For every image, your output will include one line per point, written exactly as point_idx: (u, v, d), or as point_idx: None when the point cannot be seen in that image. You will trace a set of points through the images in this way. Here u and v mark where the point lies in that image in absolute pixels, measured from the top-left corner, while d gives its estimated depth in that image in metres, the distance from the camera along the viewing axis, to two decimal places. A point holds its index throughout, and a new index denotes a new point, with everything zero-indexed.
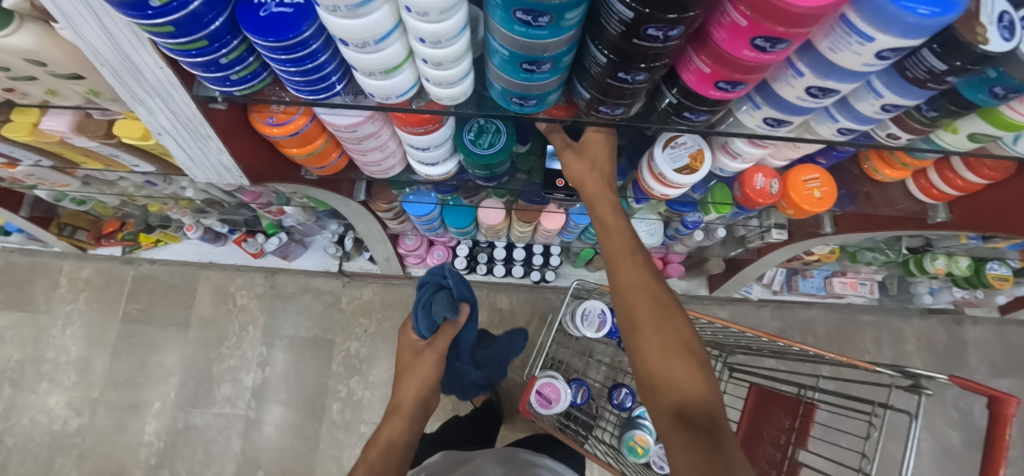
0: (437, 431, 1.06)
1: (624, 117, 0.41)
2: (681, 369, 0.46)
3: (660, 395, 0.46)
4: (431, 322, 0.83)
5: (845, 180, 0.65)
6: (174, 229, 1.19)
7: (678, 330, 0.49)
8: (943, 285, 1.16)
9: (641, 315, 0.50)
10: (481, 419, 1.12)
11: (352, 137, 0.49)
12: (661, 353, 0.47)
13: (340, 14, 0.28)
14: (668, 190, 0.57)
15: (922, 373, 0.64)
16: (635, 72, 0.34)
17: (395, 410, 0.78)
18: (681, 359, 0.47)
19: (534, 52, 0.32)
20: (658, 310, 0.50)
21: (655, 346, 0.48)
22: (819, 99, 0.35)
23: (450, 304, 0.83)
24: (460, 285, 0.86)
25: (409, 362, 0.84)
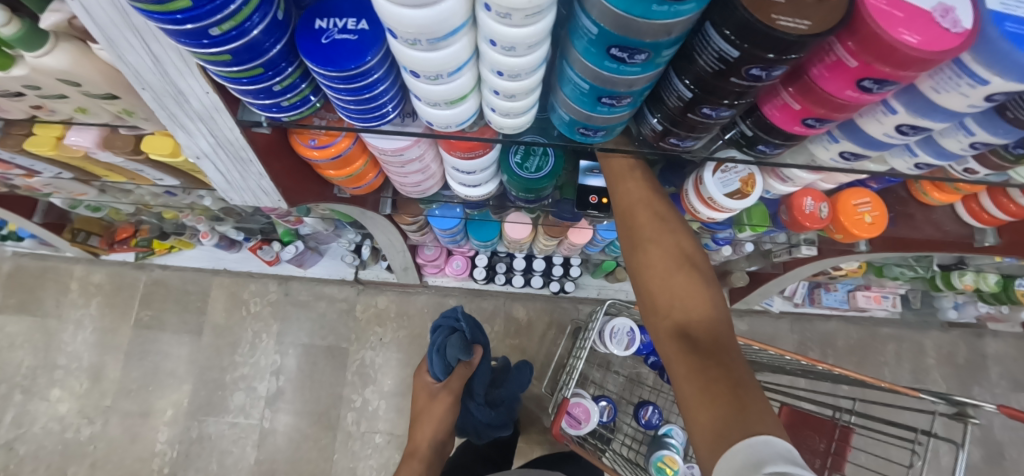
0: (454, 453, 1.06)
1: (690, 148, 0.40)
2: (681, 283, 0.50)
3: (662, 314, 0.50)
4: (446, 364, 0.89)
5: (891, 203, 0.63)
6: (188, 236, 1.18)
7: (679, 249, 0.52)
8: (968, 300, 1.15)
9: (644, 237, 0.53)
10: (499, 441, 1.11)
11: (397, 160, 0.47)
12: (662, 270, 0.51)
13: (419, 47, 0.26)
14: (715, 213, 0.56)
15: (968, 402, 0.62)
16: (720, 108, 0.32)
17: (412, 453, 0.89)
18: (681, 274, 0.50)
19: (616, 87, 0.30)
20: (659, 228, 0.53)
21: (656, 264, 0.52)
22: (907, 136, 0.34)
23: (462, 346, 0.89)
24: (470, 327, 0.94)
25: (425, 405, 0.92)
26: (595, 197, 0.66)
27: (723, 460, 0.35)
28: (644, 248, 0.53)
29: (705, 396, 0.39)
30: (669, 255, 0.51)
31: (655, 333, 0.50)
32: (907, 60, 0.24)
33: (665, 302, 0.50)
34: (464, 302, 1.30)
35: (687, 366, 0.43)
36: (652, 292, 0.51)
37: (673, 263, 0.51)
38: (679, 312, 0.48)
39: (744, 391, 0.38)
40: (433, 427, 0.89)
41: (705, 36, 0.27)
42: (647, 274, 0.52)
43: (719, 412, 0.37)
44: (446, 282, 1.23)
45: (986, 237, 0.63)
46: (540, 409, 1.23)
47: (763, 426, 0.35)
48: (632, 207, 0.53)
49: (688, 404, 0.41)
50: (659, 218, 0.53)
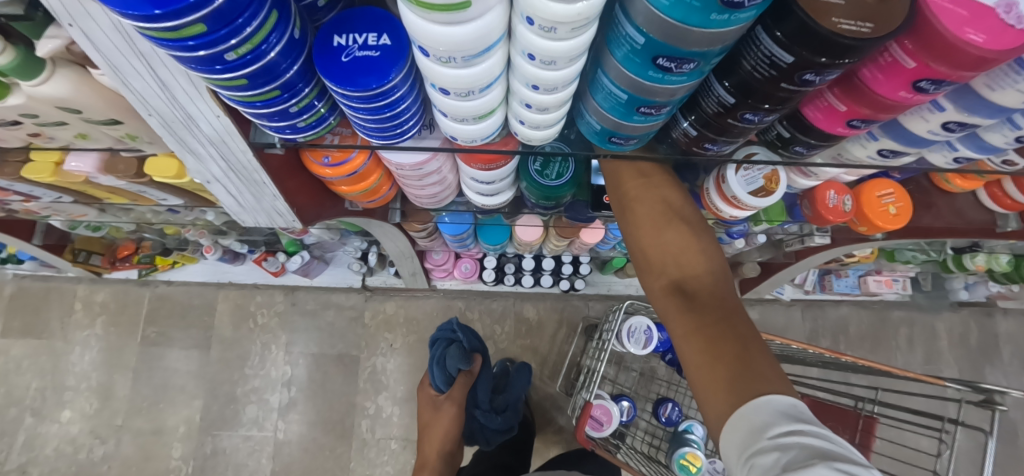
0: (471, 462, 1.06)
1: (723, 151, 0.39)
2: (672, 239, 0.50)
3: (657, 269, 0.50)
4: (447, 375, 0.89)
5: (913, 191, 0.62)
6: (191, 250, 1.16)
7: (666, 203, 0.51)
8: (979, 281, 1.15)
9: (631, 195, 0.52)
10: (517, 445, 1.10)
11: (415, 174, 0.46)
12: (653, 227, 0.51)
13: (453, 64, 0.25)
14: (737, 211, 0.54)
15: (994, 388, 0.61)
16: (764, 114, 0.30)
17: (421, 463, 0.90)
18: (671, 230, 0.50)
19: (656, 97, 0.28)
20: (646, 186, 0.52)
21: (645, 223, 0.51)
22: (952, 132, 0.32)
23: (462, 355, 0.88)
24: (467, 335, 0.92)
25: (431, 416, 0.92)
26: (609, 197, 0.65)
27: (731, 421, 0.35)
28: (633, 207, 0.52)
29: (707, 354, 0.40)
30: (658, 212, 0.51)
31: (651, 291, 0.50)
32: (972, 59, 0.23)
33: (659, 260, 0.50)
34: (474, 304, 1.28)
35: (687, 324, 0.43)
36: (645, 252, 0.51)
37: (663, 220, 0.51)
38: (674, 270, 0.48)
39: (746, 343, 0.39)
40: (439, 438, 0.90)
41: (755, 40, 0.25)
42: (639, 234, 0.52)
43: (723, 369, 0.38)
44: (455, 285, 1.21)
45: (1010, 222, 0.62)
46: (554, 408, 1.23)
47: (768, 382, 0.36)
48: (616, 165, 0.53)
49: (690, 362, 0.41)
50: (645, 176, 0.52)
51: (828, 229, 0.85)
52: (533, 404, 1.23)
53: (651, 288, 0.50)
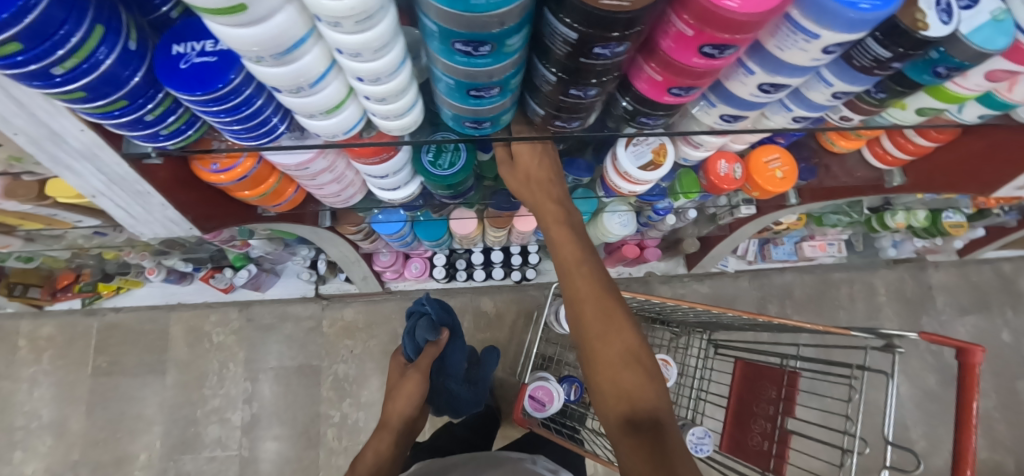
0: (429, 438, 1.04)
1: (580, 127, 0.41)
2: (628, 378, 0.45)
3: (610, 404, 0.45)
4: (416, 345, 0.89)
5: (806, 154, 0.66)
6: (134, 274, 1.13)
7: (623, 336, 0.46)
8: (905, 237, 1.22)
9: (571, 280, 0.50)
10: (480, 427, 1.11)
11: (305, 174, 0.48)
12: (607, 362, 0.46)
13: (265, 63, 0.27)
14: (635, 187, 0.57)
15: (894, 333, 0.66)
16: (587, 89, 0.33)
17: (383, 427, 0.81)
18: (626, 364, 0.45)
19: (479, 79, 0.31)
20: (603, 318, 0.47)
21: (602, 358, 0.46)
22: (771, 94, 0.35)
23: (431, 327, 0.89)
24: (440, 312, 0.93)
25: (396, 382, 0.88)
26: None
27: None
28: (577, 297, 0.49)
29: None
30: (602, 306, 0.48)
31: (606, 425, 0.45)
32: (732, 24, 0.25)
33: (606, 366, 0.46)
34: None
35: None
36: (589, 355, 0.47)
37: (620, 355, 0.46)
38: (620, 388, 0.45)
39: None
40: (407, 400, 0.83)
41: (548, 22, 0.27)
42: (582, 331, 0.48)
43: None
44: (410, 286, 1.22)
45: (895, 177, 0.67)
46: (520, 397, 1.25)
47: None
48: (576, 296, 0.48)
49: None
50: (600, 302, 0.47)
51: (752, 199, 0.88)
52: (499, 395, 1.25)
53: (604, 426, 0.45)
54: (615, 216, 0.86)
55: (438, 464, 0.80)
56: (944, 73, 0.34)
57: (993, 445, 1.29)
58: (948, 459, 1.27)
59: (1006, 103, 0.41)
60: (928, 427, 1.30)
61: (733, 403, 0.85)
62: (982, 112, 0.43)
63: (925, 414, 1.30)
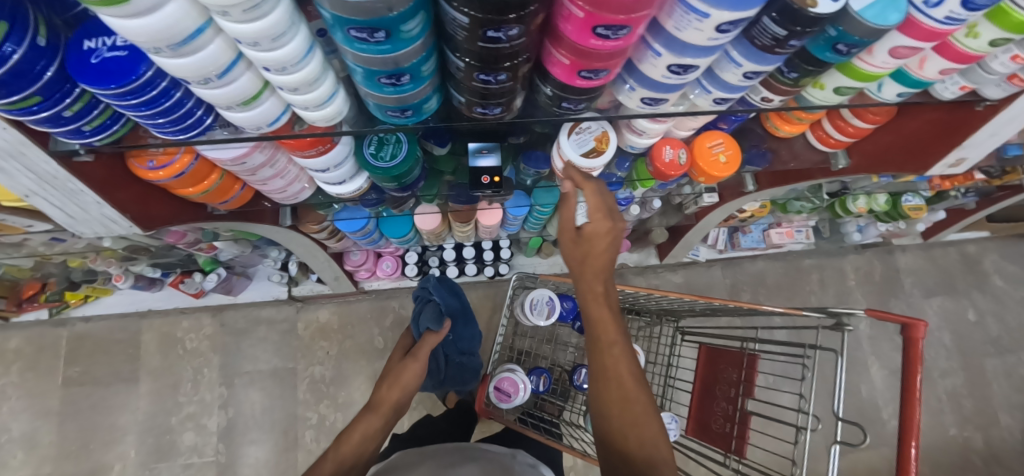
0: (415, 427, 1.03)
1: (504, 115, 0.42)
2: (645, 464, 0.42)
3: None
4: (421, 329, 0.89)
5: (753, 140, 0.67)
6: (102, 281, 1.09)
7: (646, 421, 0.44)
8: (869, 222, 1.25)
9: (600, 360, 0.48)
10: (457, 419, 1.10)
11: (244, 169, 0.48)
12: (628, 443, 0.44)
13: (164, 54, 0.28)
14: (581, 174, 0.58)
15: (842, 311, 0.67)
16: (497, 73, 0.34)
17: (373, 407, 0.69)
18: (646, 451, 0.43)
19: (388, 66, 0.31)
20: (629, 394, 0.46)
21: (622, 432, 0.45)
22: (682, 75, 0.36)
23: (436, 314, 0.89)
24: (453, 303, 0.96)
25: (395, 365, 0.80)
26: (486, 177, 0.71)
27: None
28: (603, 378, 0.47)
29: None
30: (626, 396, 0.45)
31: None
32: (617, 6, 0.26)
33: (619, 458, 0.44)
34: (407, 301, 1.30)
35: None
36: (606, 444, 0.46)
37: (642, 441, 0.44)
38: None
39: None
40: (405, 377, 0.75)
41: (443, 7, 0.28)
42: (602, 416, 0.46)
43: None
44: (384, 285, 1.21)
45: (840, 160, 0.68)
46: None
47: None
48: (607, 362, 0.47)
49: None
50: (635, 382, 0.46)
51: (715, 187, 0.89)
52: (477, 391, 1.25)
53: None
54: None
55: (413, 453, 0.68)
56: (845, 51, 0.35)
57: (963, 422, 1.32)
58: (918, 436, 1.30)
59: (920, 81, 0.42)
60: (899, 406, 1.32)
61: (698, 387, 0.86)
62: (899, 90, 0.44)
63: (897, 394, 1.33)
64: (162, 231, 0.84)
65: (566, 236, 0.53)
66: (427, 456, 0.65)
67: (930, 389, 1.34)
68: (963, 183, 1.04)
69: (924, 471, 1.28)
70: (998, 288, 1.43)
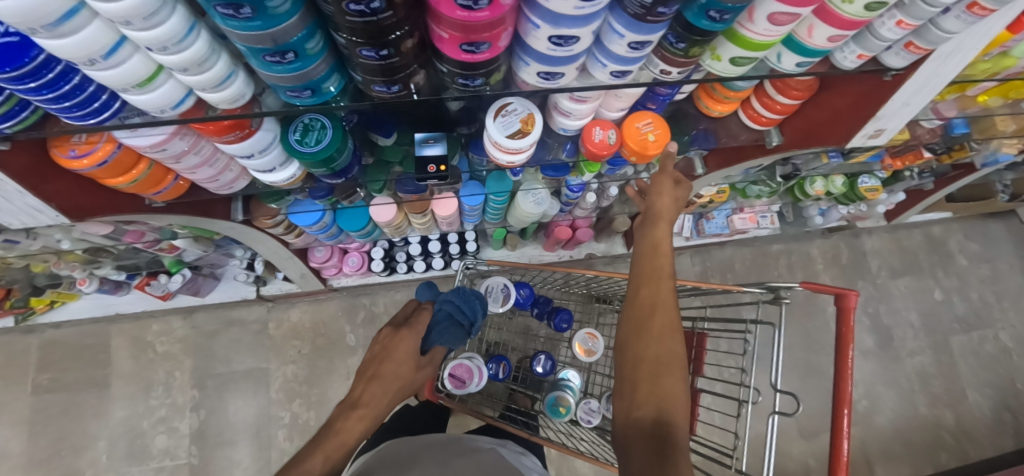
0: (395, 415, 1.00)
1: (404, 95, 0.43)
2: (668, 385, 0.44)
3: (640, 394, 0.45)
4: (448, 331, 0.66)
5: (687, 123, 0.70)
6: (67, 286, 1.08)
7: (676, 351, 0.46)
8: (830, 205, 1.27)
9: (650, 287, 0.50)
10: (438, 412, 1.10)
11: (166, 156, 0.49)
12: (653, 364, 0.46)
13: (40, 35, 0.29)
14: (512, 157, 0.59)
15: (780, 285, 0.68)
16: (379, 48, 0.35)
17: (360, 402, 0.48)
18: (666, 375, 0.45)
19: (266, 43, 0.33)
20: (669, 321, 0.48)
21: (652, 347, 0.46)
22: (566, 47, 0.37)
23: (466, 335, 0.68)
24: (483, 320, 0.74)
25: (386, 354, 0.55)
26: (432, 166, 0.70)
27: None
28: (651, 303, 0.49)
29: None
30: (671, 326, 0.47)
31: (627, 408, 0.45)
32: None
33: (648, 374, 0.45)
34: (379, 298, 1.31)
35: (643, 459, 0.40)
36: (635, 362, 0.47)
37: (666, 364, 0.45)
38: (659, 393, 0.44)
39: None
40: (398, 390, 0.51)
41: None
42: (639, 334, 0.47)
43: None
44: (352, 282, 1.23)
45: (773, 137, 0.71)
46: None
47: None
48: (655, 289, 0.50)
49: None
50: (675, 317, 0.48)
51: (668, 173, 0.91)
52: None
53: (626, 408, 0.45)
54: (528, 195, 0.89)
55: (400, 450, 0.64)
56: (718, 18, 0.36)
57: (933, 400, 1.33)
58: (890, 415, 1.31)
59: (813, 49, 0.43)
60: (871, 387, 1.33)
61: None
62: (797, 60, 0.45)
63: (868, 375, 1.34)
64: (121, 231, 0.85)
65: (665, 177, 0.59)
66: (418, 452, 0.62)
67: (901, 368, 1.35)
68: (913, 162, 1.06)
69: (896, 449, 1.28)
70: (963, 267, 1.46)
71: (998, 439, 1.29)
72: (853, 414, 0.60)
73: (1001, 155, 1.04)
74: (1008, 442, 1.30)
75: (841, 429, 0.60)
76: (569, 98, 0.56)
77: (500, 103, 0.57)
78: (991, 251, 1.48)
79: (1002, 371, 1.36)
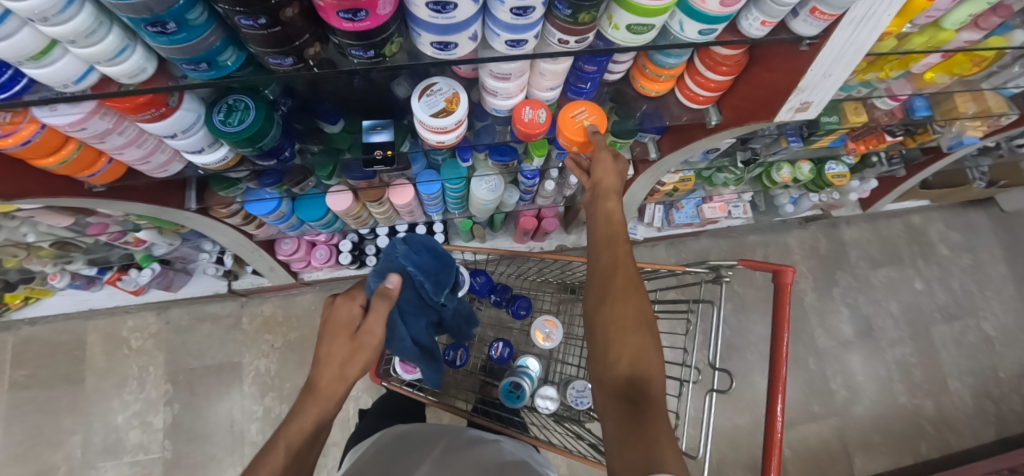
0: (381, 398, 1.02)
1: (302, 67, 0.44)
2: (635, 342, 0.45)
3: (610, 355, 0.45)
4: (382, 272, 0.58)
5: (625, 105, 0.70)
6: (40, 281, 1.10)
7: (642, 307, 0.47)
8: (802, 194, 1.26)
9: (610, 253, 0.52)
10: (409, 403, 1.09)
11: (89, 136, 0.50)
12: (621, 323, 0.46)
13: None
14: (441, 137, 0.60)
15: (720, 264, 0.68)
16: (255, 17, 0.35)
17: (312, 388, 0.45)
18: (635, 334, 0.45)
19: (143, 13, 0.34)
20: (631, 281, 0.49)
21: (620, 308, 0.47)
22: (447, 14, 0.38)
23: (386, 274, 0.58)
24: (430, 271, 0.63)
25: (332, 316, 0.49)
26: (379, 152, 0.71)
27: None
28: (611, 266, 0.50)
29: (624, 444, 0.38)
30: (633, 285, 0.48)
31: (604, 371, 0.45)
32: None
33: (617, 331, 0.46)
34: None
35: (617, 418, 0.41)
36: (603, 324, 0.47)
37: (634, 321, 0.46)
38: (628, 351, 0.45)
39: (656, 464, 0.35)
40: (344, 367, 0.46)
41: None
42: (604, 296, 0.48)
43: (629, 454, 0.37)
44: (322, 275, 1.24)
45: (711, 115, 0.71)
46: None
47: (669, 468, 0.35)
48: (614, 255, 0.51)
49: (611, 449, 0.39)
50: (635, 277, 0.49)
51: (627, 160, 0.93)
52: None
53: (603, 373, 0.45)
54: (482, 181, 0.89)
55: (385, 454, 0.62)
56: None
57: (913, 390, 1.31)
58: (869, 406, 1.29)
59: (710, 16, 0.43)
60: (850, 377, 1.31)
61: None
62: (698, 27, 0.45)
63: (846, 365, 1.32)
64: (83, 223, 0.87)
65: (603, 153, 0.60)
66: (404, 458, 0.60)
67: (880, 358, 1.33)
68: (877, 146, 1.05)
69: (875, 439, 1.26)
70: (943, 256, 1.44)
71: (980, 428, 1.27)
72: (787, 395, 0.59)
73: (965, 138, 1.04)
74: (990, 431, 1.28)
75: (774, 407, 0.59)
76: (492, 76, 0.56)
77: (425, 83, 0.58)
78: (973, 240, 1.45)
79: (984, 360, 1.34)
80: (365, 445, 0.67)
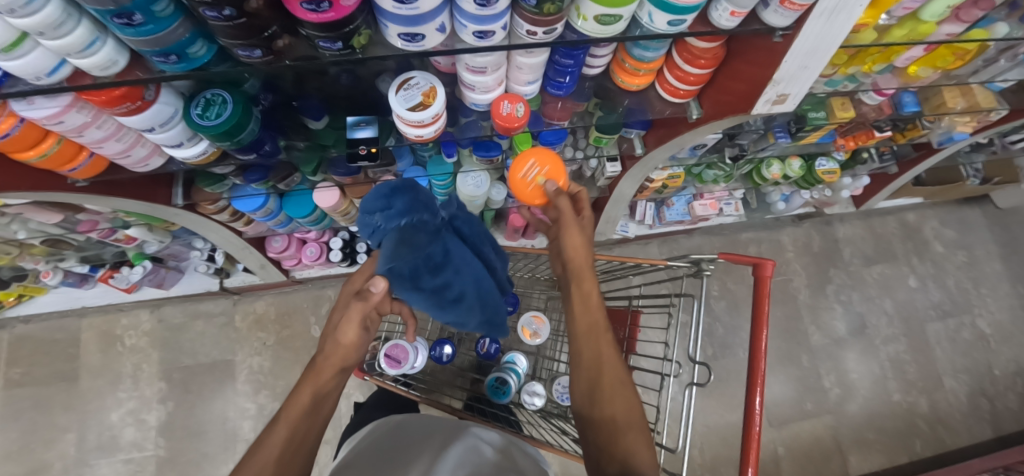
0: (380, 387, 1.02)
1: (272, 59, 0.44)
2: (628, 439, 0.45)
3: (607, 455, 0.45)
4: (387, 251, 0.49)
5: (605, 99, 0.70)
6: (33, 279, 1.11)
7: (630, 403, 0.47)
8: (793, 191, 1.26)
9: (591, 345, 0.51)
10: None
11: (67, 130, 0.50)
12: (614, 422, 0.46)
13: None
14: (419, 131, 0.61)
15: (701, 258, 0.68)
16: (219, 9, 0.35)
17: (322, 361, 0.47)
18: (629, 430, 0.45)
19: (107, 4, 0.34)
20: (617, 375, 0.49)
21: (610, 404, 0.47)
22: (411, 5, 0.38)
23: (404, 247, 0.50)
24: (416, 206, 0.52)
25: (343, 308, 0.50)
26: (363, 148, 0.72)
27: None
28: (596, 362, 0.50)
29: None
30: (619, 385, 0.48)
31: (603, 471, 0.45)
32: None
33: (609, 433, 0.46)
34: None
35: None
36: (595, 424, 0.47)
37: (625, 418, 0.46)
38: (621, 450, 0.44)
39: None
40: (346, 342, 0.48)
41: None
42: (593, 399, 0.48)
43: None
44: (314, 273, 1.25)
45: (693, 109, 0.73)
46: None
47: None
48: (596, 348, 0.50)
49: None
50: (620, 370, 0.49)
51: (614, 156, 0.94)
52: None
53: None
54: (467, 177, 0.90)
55: (388, 442, 0.62)
56: None
57: (907, 388, 1.30)
58: (863, 404, 1.28)
59: (678, 6, 0.43)
60: (844, 375, 1.30)
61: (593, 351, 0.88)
62: (668, 18, 0.45)
63: (839, 362, 1.31)
64: (73, 220, 0.87)
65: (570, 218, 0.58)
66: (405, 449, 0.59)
67: (874, 355, 1.33)
68: (867, 142, 1.05)
69: (869, 437, 1.26)
70: (938, 254, 1.43)
71: (975, 426, 1.27)
72: (765, 392, 0.58)
73: (954, 133, 1.03)
74: (984, 429, 1.27)
75: (753, 405, 0.58)
76: (468, 70, 0.57)
77: (403, 77, 0.58)
78: (967, 237, 1.45)
79: (979, 358, 1.34)
80: (369, 431, 0.67)
